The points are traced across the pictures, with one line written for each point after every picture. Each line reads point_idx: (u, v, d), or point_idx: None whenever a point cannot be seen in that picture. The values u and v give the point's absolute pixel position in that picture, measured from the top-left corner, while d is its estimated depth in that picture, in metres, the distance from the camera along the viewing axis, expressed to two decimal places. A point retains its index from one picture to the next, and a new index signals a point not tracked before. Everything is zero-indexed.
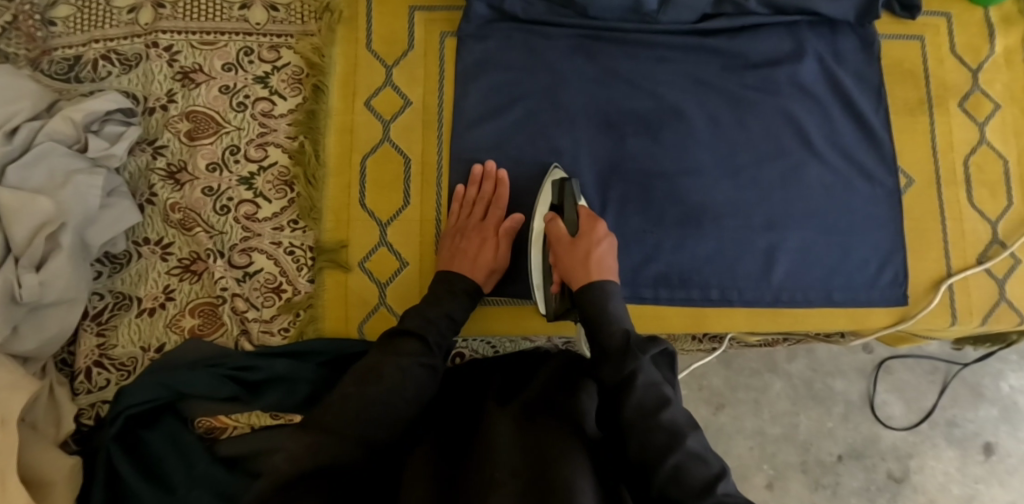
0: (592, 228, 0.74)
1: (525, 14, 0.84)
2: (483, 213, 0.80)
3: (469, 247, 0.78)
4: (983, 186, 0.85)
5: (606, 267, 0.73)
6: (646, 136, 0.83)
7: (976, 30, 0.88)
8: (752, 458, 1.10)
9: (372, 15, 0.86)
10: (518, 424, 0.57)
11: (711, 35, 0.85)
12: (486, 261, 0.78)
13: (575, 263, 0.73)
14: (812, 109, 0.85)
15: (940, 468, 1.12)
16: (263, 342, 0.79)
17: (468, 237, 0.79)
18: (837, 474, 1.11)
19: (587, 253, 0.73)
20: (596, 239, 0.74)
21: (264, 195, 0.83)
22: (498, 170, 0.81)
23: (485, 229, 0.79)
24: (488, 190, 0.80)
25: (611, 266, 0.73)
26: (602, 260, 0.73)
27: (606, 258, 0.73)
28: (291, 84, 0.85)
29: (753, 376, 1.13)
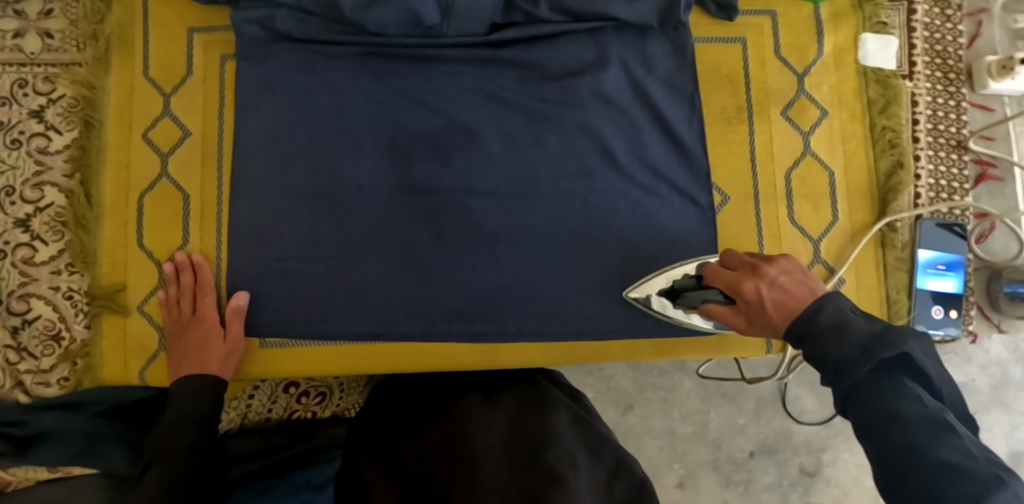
0: (737, 281, 0.59)
1: (301, 33, 0.78)
2: (192, 307, 0.76)
3: (192, 345, 0.74)
4: (806, 200, 0.79)
5: (791, 303, 0.54)
6: (435, 159, 0.78)
7: (804, 28, 0.80)
8: (662, 458, 1.06)
9: (149, 39, 0.81)
10: (505, 442, 0.60)
11: (506, 46, 0.79)
12: (214, 354, 0.74)
13: (774, 312, 0.55)
14: (617, 124, 0.79)
15: (853, 460, 1.07)
16: (39, 394, 0.77)
17: (188, 334, 0.75)
18: (749, 470, 1.07)
19: (765, 310, 0.56)
20: (765, 269, 0.58)
21: (41, 238, 0.79)
22: (189, 258, 0.77)
23: (202, 321, 0.74)
24: (189, 281, 0.76)
25: (803, 288, 0.56)
26: (779, 301, 0.55)
27: (785, 282, 0.56)
28: (66, 118, 0.81)
29: (662, 375, 1.07)
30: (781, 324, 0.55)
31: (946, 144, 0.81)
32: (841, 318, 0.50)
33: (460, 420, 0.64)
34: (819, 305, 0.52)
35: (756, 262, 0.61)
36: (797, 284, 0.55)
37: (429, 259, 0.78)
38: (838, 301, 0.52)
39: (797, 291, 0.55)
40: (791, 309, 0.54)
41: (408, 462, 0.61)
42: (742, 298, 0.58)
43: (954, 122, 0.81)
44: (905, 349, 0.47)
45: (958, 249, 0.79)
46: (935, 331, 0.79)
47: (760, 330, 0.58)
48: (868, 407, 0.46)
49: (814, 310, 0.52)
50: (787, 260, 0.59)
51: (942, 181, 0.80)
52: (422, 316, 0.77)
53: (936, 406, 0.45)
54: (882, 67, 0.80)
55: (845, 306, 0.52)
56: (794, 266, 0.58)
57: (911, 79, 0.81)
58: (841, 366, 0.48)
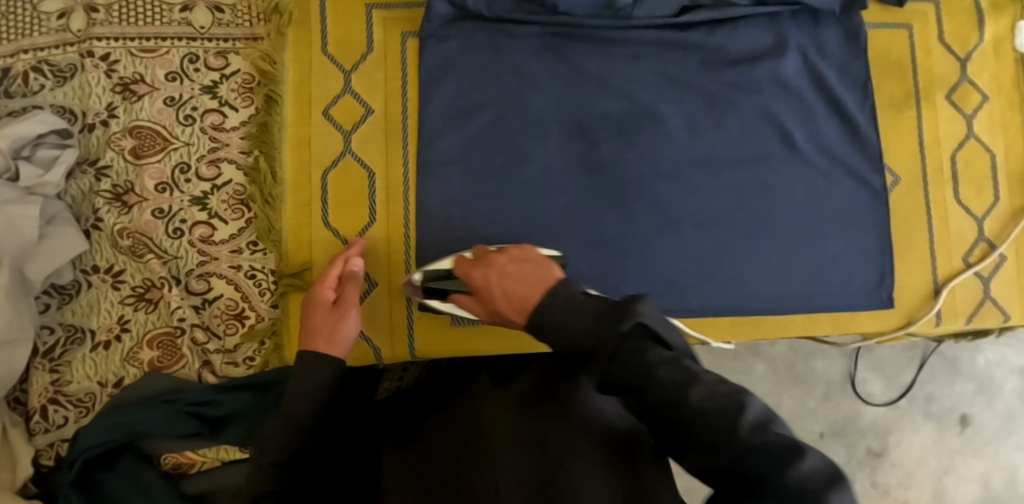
0: (472, 270, 0.59)
1: (489, 11, 0.78)
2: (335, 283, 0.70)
3: (324, 316, 0.65)
4: (969, 182, 0.82)
5: (519, 293, 0.52)
6: (622, 140, 0.79)
7: (966, 17, 0.84)
8: None
9: (326, 16, 0.80)
10: (514, 423, 0.55)
11: (690, 28, 0.80)
12: (345, 330, 0.63)
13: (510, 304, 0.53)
14: (795, 107, 0.81)
15: (918, 442, 1.10)
16: (227, 374, 0.76)
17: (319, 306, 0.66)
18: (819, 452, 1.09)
19: (495, 300, 0.55)
20: (499, 259, 0.57)
21: (219, 216, 0.78)
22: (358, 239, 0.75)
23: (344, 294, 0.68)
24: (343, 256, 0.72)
25: (545, 274, 0.53)
26: (507, 292, 0.54)
27: (510, 272, 0.55)
28: (242, 94, 0.79)
29: (736, 359, 1.09)
30: (514, 314, 0.53)
31: None
32: (573, 301, 0.49)
33: (471, 406, 0.58)
34: (550, 296, 0.49)
35: (483, 254, 0.60)
36: (526, 274, 0.54)
37: (606, 240, 0.79)
38: (568, 288, 0.50)
39: (521, 281, 0.53)
40: (519, 300, 0.52)
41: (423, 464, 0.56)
42: (475, 287, 0.58)
43: None
44: (640, 316, 0.47)
45: None
46: None
47: (503, 322, 0.57)
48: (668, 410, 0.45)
49: (546, 299, 0.50)
50: (527, 250, 0.58)
51: None
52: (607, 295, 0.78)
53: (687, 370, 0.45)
54: None
55: (576, 288, 0.50)
56: (527, 255, 0.56)
57: None
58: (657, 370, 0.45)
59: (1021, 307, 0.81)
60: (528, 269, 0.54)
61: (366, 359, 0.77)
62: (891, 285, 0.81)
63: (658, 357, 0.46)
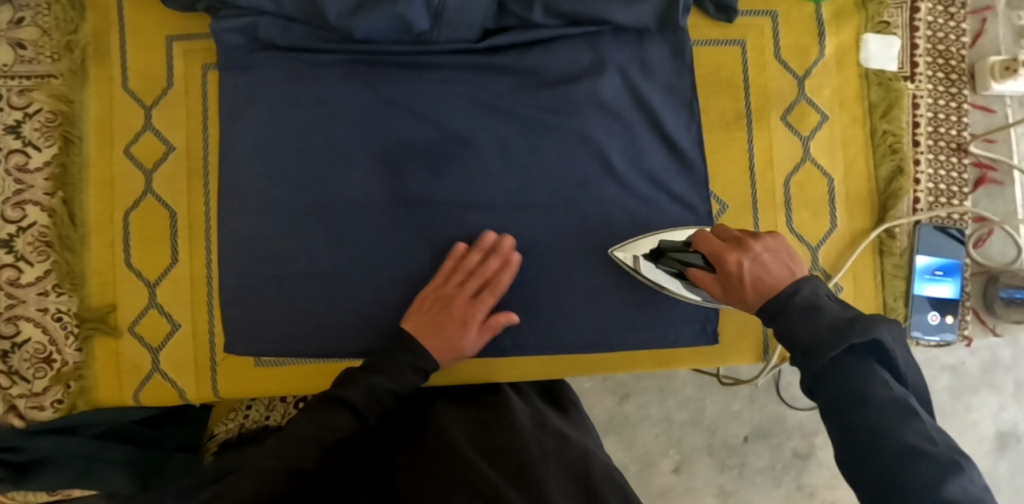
0: (726, 254, 0.64)
1: (284, 41, 0.75)
2: (464, 282, 0.73)
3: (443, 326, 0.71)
4: (805, 207, 0.78)
5: (768, 283, 0.60)
6: (428, 171, 0.76)
7: (806, 29, 0.79)
8: (658, 445, 1.06)
9: (127, 49, 0.78)
10: (473, 439, 0.64)
11: (501, 51, 0.76)
12: (467, 338, 0.71)
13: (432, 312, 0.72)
14: (614, 132, 0.77)
15: None
16: (33, 418, 0.76)
17: (447, 313, 0.71)
18: (744, 454, 1.07)
19: (744, 282, 0.62)
20: (755, 246, 0.63)
21: (25, 258, 0.77)
22: (509, 251, 0.73)
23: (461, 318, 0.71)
24: (493, 267, 0.73)
25: (777, 277, 0.60)
26: (759, 278, 0.61)
27: (768, 261, 0.62)
28: (44, 134, 0.78)
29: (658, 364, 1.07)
30: (755, 299, 0.60)
31: (946, 147, 0.80)
32: (814, 300, 0.55)
33: (440, 426, 0.67)
34: (795, 288, 0.57)
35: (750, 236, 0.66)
36: (778, 265, 0.61)
37: (417, 278, 0.76)
38: (815, 286, 0.57)
39: (772, 270, 0.61)
40: (767, 287, 0.59)
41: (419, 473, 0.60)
42: (725, 268, 0.63)
43: (955, 124, 0.80)
44: (879, 335, 0.50)
45: (954, 254, 0.79)
46: (930, 337, 0.78)
47: (735, 302, 0.64)
48: (842, 391, 0.49)
49: (793, 291, 0.56)
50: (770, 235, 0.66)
51: (940, 185, 0.79)
52: None
53: (901, 392, 0.48)
54: (884, 69, 0.79)
55: (819, 289, 0.56)
56: (784, 248, 0.64)
57: (912, 82, 0.79)
58: (811, 346, 0.51)
59: None
60: (781, 261, 0.62)
61: (171, 400, 0.76)
62: (714, 318, 0.78)
63: (819, 333, 0.52)
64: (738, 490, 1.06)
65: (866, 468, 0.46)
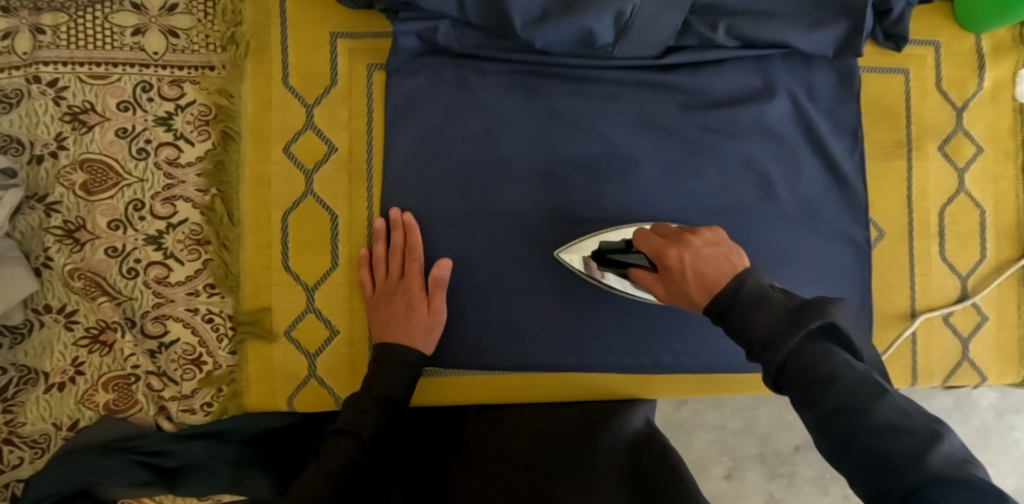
0: (665, 251, 0.57)
1: (459, 47, 0.73)
2: (400, 269, 0.73)
3: (395, 313, 0.71)
4: (955, 238, 0.79)
5: (711, 277, 0.52)
6: (593, 187, 0.76)
7: (965, 61, 0.80)
8: (712, 451, 1.03)
9: (287, 45, 0.75)
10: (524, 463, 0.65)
11: (672, 69, 0.76)
12: (418, 324, 0.71)
13: (373, 304, 0.73)
14: (779, 155, 0.77)
15: None
16: (184, 421, 0.74)
17: (390, 301, 0.72)
18: (794, 463, 1.04)
19: (686, 280, 0.54)
20: (694, 240, 0.56)
21: (175, 256, 0.75)
22: (403, 218, 0.73)
23: (405, 288, 0.72)
24: (399, 242, 0.73)
25: (723, 267, 0.52)
26: (700, 274, 0.53)
27: (706, 255, 0.54)
28: (198, 128, 0.75)
29: None
30: (697, 296, 0.53)
31: None
32: (762, 291, 0.47)
33: (491, 457, 0.67)
34: (739, 279, 0.49)
35: (688, 229, 0.59)
36: (717, 259, 0.53)
37: (575, 291, 0.76)
38: (759, 276, 0.49)
39: (397, 320, 0.71)
40: (709, 282, 0.51)
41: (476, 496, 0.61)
42: (665, 266, 0.56)
43: None
44: (830, 316, 0.44)
45: None
46: None
47: (679, 300, 0.57)
48: (805, 374, 0.43)
49: (735, 285, 0.49)
50: (704, 229, 0.59)
51: None
52: (582, 345, 0.76)
53: (863, 367, 0.43)
54: None
55: (765, 281, 0.49)
56: (720, 238, 0.56)
57: None
58: (766, 341, 0.45)
59: (998, 368, 0.80)
60: (419, 308, 0.72)
61: (324, 407, 0.75)
62: None
63: (774, 326, 0.45)
64: (786, 497, 1.04)
65: (854, 464, 0.40)
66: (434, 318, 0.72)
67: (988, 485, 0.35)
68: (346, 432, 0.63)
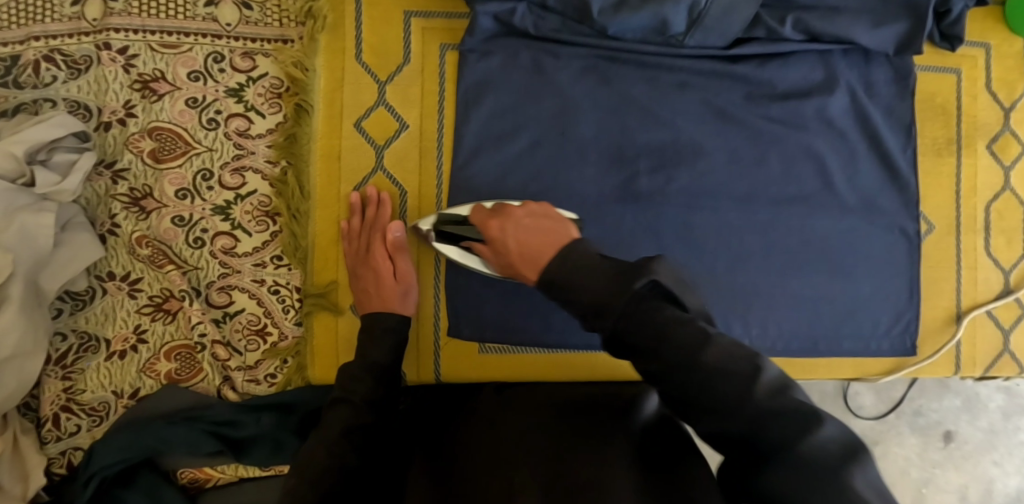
0: (490, 223, 0.61)
1: (536, 30, 0.74)
2: (366, 242, 0.73)
3: (367, 285, 0.71)
4: (1000, 234, 0.82)
5: (534, 248, 0.55)
6: (661, 173, 0.77)
7: (1014, 64, 0.83)
8: None
9: (361, 22, 0.76)
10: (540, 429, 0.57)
11: (740, 60, 0.78)
12: (392, 293, 0.71)
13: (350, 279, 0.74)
14: (838, 148, 0.80)
15: (902, 454, 1.08)
16: (249, 391, 0.74)
17: (363, 273, 0.72)
18: None
19: (510, 251, 0.58)
20: (516, 211, 0.61)
21: (242, 227, 0.75)
22: (374, 194, 0.73)
23: (374, 260, 0.71)
24: (369, 216, 0.73)
25: (548, 241, 0.54)
26: (525, 246, 0.56)
27: (527, 225, 0.58)
28: (270, 100, 0.76)
29: None
30: (526, 270, 0.56)
31: None
32: (582, 260, 0.50)
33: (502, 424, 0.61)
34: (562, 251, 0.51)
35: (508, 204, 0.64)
36: (545, 232, 0.56)
37: None
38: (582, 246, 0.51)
39: (368, 292, 0.71)
40: (531, 255, 0.54)
41: (471, 463, 0.56)
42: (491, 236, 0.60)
43: None
44: (655, 274, 0.46)
45: None
46: None
47: (508, 270, 0.60)
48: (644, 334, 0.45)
49: (555, 257, 0.52)
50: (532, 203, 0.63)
51: None
52: None
53: (690, 319, 0.46)
54: None
55: (589, 251, 0.51)
56: (550, 211, 0.60)
57: None
58: (595, 305, 0.47)
59: None
60: (369, 279, 0.71)
61: None
62: (914, 333, 0.81)
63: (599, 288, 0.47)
64: None
65: (698, 421, 0.44)
66: (406, 284, 0.72)
67: (806, 406, 0.41)
68: (343, 401, 0.63)
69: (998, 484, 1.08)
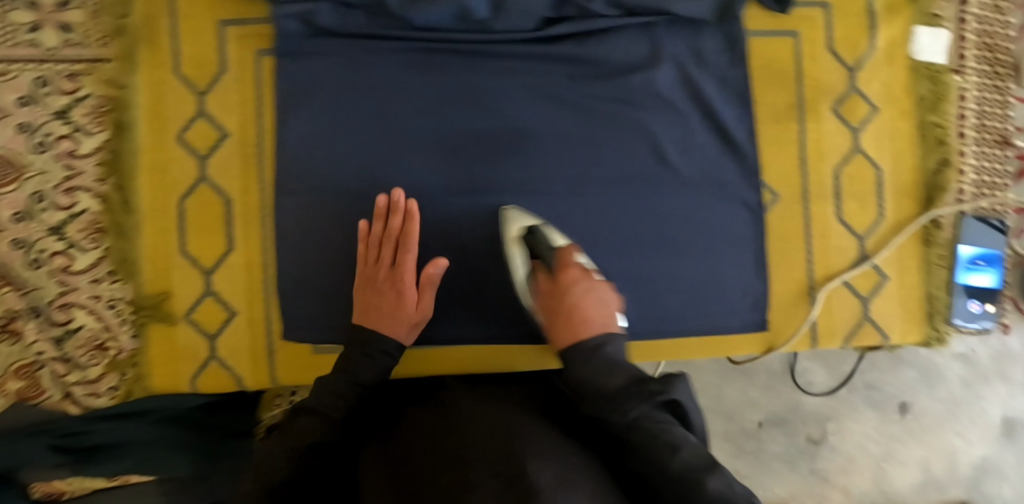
0: (571, 271, 0.69)
1: (342, 28, 0.74)
2: (393, 257, 0.72)
3: (383, 303, 0.71)
4: (853, 199, 0.79)
5: (581, 323, 0.66)
6: (486, 161, 0.76)
7: (857, 22, 0.79)
8: None
9: (178, 34, 0.76)
10: (506, 419, 0.56)
11: (558, 41, 0.76)
12: (405, 317, 0.71)
13: (359, 288, 0.72)
14: (671, 122, 0.77)
15: (859, 430, 1.02)
16: (89, 405, 0.76)
17: (379, 290, 0.72)
18: (759, 440, 1.02)
19: (408, 309, 0.71)
20: (405, 277, 0.72)
21: (77, 245, 0.77)
22: (407, 201, 0.72)
23: (400, 280, 0.71)
24: (397, 226, 0.72)
25: (597, 321, 0.66)
26: (422, 299, 0.72)
27: (594, 299, 0.67)
28: (94, 119, 0.77)
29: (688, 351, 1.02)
30: (562, 339, 0.66)
31: (992, 140, 0.81)
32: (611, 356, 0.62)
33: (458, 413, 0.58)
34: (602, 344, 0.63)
35: (403, 237, 0.72)
36: (584, 314, 0.66)
37: (474, 261, 0.77)
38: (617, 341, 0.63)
39: (372, 313, 0.71)
40: (577, 329, 0.65)
41: (424, 455, 0.54)
42: (399, 285, 0.72)
43: (1000, 117, 0.81)
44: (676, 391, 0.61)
45: (994, 243, 0.81)
46: (969, 324, 0.81)
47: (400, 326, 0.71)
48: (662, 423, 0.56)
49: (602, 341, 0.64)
50: (413, 235, 0.72)
51: (985, 177, 0.81)
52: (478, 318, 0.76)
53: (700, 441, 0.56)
54: (934, 62, 0.80)
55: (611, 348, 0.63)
56: (434, 277, 0.72)
57: (961, 74, 0.80)
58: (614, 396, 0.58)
59: (900, 329, 0.79)
60: (388, 301, 0.71)
61: (226, 386, 0.76)
62: (763, 305, 0.78)
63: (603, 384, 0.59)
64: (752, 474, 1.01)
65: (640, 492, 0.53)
66: (421, 314, 0.72)
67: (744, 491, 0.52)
68: (317, 411, 0.61)
69: (960, 454, 1.03)
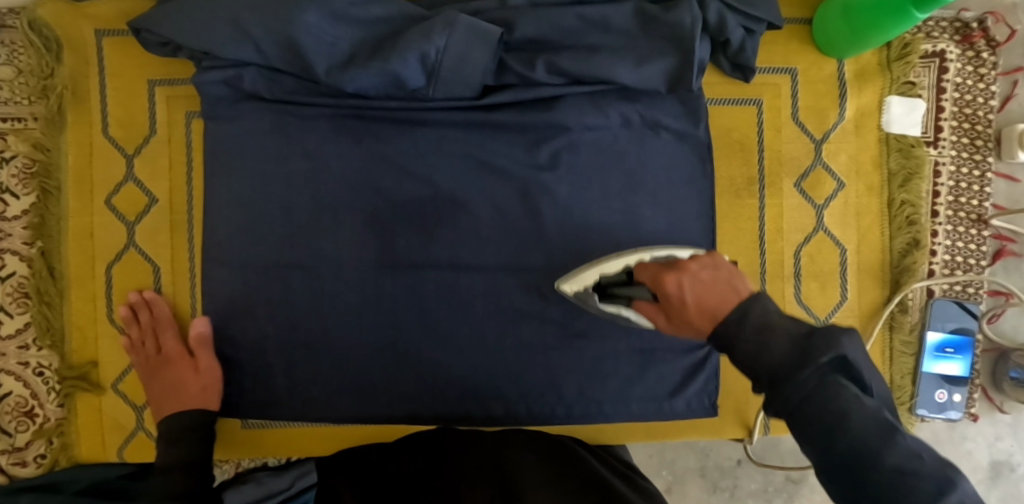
0: (662, 277, 0.52)
1: (271, 93, 0.70)
2: (155, 342, 0.72)
3: (175, 385, 0.70)
4: (813, 279, 0.75)
5: (712, 302, 0.46)
6: (419, 234, 0.72)
7: (824, 90, 0.74)
8: None
9: (107, 94, 0.73)
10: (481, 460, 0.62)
11: (499, 108, 0.72)
12: (194, 387, 0.69)
13: (153, 382, 0.71)
14: (619, 195, 0.72)
15: None
16: (15, 474, 0.74)
17: (166, 372, 0.71)
18: (736, 477, 0.94)
19: (188, 379, 0.69)
20: (171, 352, 0.71)
21: (3, 310, 0.74)
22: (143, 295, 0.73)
23: (168, 359, 0.71)
24: (144, 320, 0.72)
25: (725, 290, 0.46)
26: (189, 362, 0.70)
27: (707, 277, 0.48)
28: (23, 180, 0.74)
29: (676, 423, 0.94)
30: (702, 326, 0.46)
31: (965, 218, 0.76)
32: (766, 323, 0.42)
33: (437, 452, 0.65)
34: (742, 308, 0.43)
35: (157, 325, 0.72)
36: (723, 281, 0.47)
37: (406, 342, 0.73)
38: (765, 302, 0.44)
39: (172, 397, 0.70)
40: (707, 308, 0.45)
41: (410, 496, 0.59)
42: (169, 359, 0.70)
43: (977, 194, 0.76)
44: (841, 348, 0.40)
45: (966, 330, 0.76)
46: (935, 415, 0.76)
47: (188, 395, 0.69)
48: (806, 431, 0.39)
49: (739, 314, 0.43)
50: (165, 314, 0.72)
51: (957, 256, 0.76)
52: (409, 400, 0.73)
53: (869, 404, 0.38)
54: (906, 134, 0.75)
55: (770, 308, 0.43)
56: (201, 337, 0.70)
57: (936, 146, 0.76)
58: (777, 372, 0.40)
59: None
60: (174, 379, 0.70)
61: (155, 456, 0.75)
62: (711, 390, 0.76)
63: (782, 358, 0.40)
64: None
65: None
66: (209, 375, 0.70)
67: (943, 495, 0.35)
68: None
69: None
